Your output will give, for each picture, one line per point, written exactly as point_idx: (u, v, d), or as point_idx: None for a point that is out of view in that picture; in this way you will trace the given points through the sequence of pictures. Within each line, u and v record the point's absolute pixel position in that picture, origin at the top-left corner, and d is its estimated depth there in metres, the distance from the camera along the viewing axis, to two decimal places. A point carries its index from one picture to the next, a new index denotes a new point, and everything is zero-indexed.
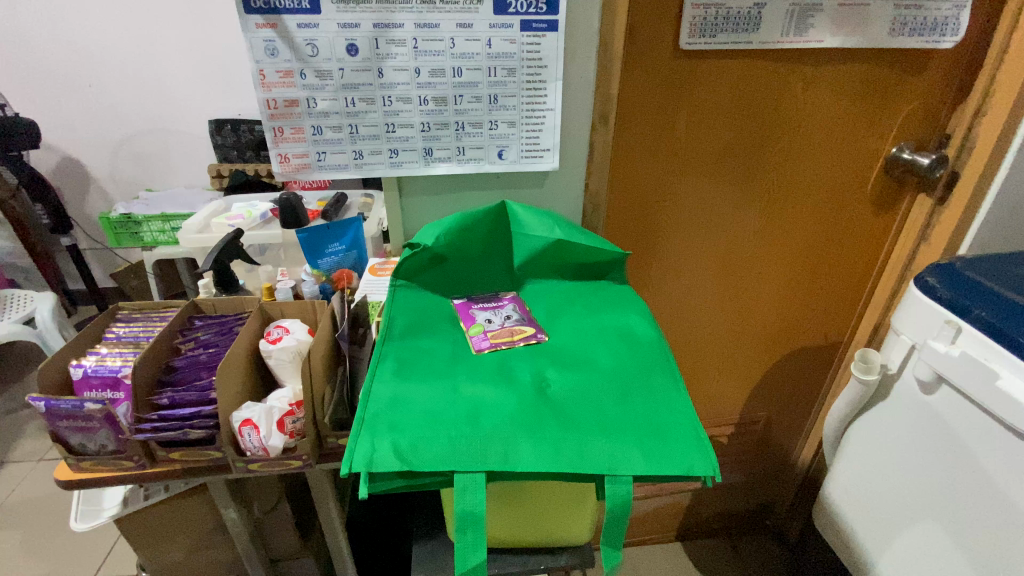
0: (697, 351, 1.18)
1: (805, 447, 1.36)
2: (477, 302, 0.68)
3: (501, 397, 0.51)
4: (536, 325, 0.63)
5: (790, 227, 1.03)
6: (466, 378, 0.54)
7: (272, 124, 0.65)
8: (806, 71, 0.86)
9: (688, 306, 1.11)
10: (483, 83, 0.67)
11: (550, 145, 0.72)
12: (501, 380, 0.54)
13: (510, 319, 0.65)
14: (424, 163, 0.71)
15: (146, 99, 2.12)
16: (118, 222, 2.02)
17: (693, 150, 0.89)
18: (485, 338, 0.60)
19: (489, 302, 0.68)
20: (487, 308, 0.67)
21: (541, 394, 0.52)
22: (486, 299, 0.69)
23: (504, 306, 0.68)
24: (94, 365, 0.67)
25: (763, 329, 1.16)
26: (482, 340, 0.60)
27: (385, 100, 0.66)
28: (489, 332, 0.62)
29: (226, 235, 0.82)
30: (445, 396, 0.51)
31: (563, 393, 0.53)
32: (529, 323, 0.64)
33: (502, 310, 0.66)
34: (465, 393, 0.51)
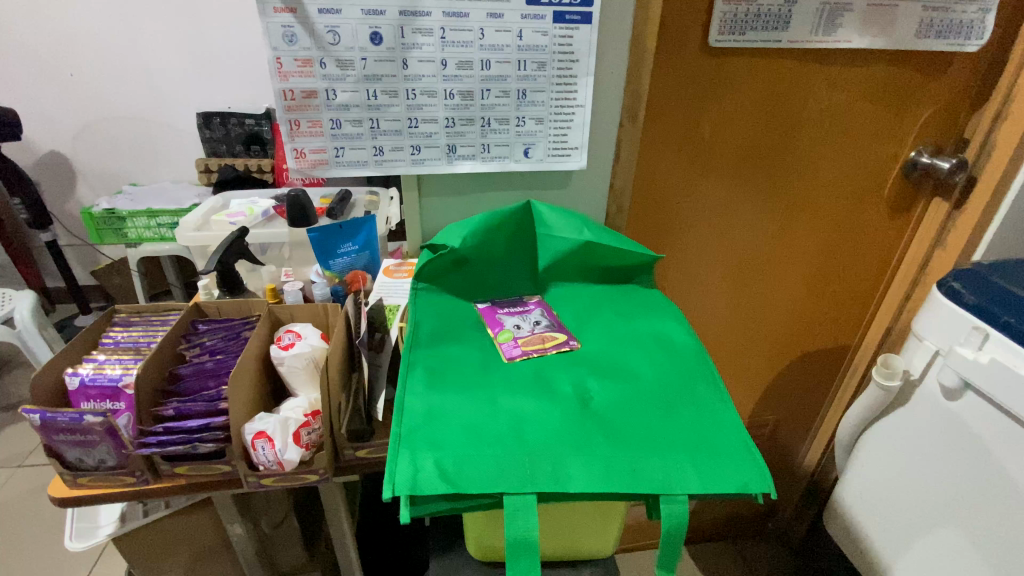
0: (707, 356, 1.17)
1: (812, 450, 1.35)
2: (503, 307, 0.65)
3: (544, 410, 0.48)
4: (568, 331, 0.60)
5: (806, 231, 1.02)
6: (504, 390, 0.51)
7: (288, 116, 0.61)
8: (831, 73, 0.84)
9: (702, 310, 1.09)
10: (512, 77, 0.64)
11: (579, 143, 0.70)
12: (541, 391, 0.51)
13: (540, 325, 0.61)
14: (447, 161, 0.68)
15: (132, 89, 2.03)
16: (102, 218, 1.94)
17: (716, 150, 0.87)
18: (516, 346, 0.57)
19: (516, 307, 0.65)
20: (513, 312, 0.64)
21: (585, 406, 0.50)
22: (511, 303, 0.66)
23: (531, 310, 0.64)
24: (92, 373, 0.62)
25: (773, 333, 1.15)
26: (513, 348, 0.57)
27: (409, 93, 0.62)
28: (519, 338, 0.59)
29: (231, 234, 0.78)
30: (485, 409, 0.48)
31: (607, 405, 0.50)
32: (560, 330, 0.61)
33: (530, 315, 0.63)
34: (505, 406, 0.48)
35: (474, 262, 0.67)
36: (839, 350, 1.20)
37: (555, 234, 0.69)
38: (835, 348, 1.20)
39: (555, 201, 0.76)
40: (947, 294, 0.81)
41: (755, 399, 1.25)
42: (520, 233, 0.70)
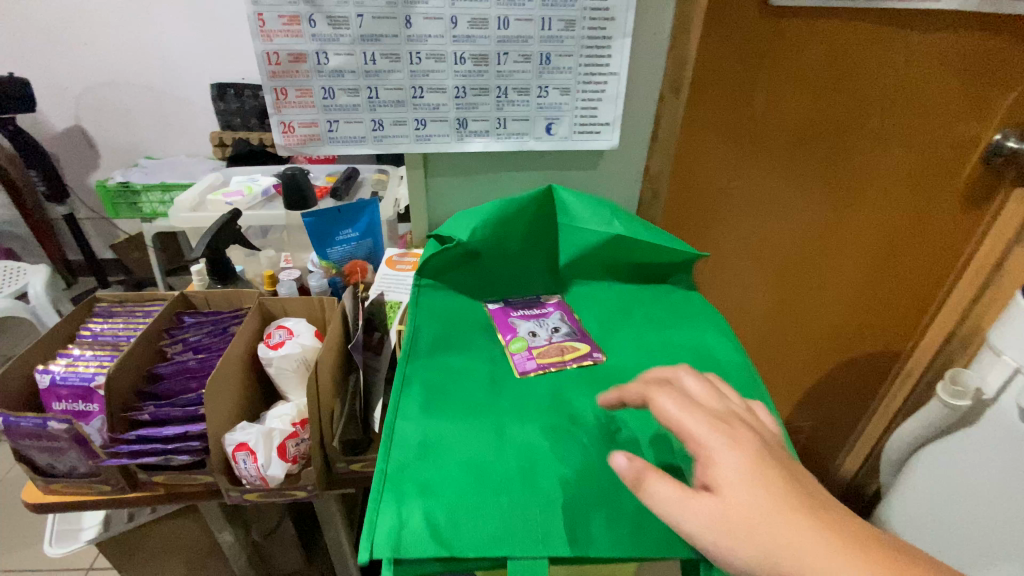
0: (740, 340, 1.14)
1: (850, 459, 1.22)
2: (517, 308, 0.56)
3: (553, 444, 0.40)
4: (592, 341, 0.52)
5: (860, 221, 0.93)
6: (513, 416, 0.43)
7: (272, 84, 0.52)
8: (909, 41, 0.73)
9: (736, 293, 1.07)
10: (534, 39, 0.54)
11: (610, 119, 0.60)
12: (555, 421, 0.42)
13: (558, 332, 0.53)
14: (457, 138, 0.59)
15: (142, 58, 1.97)
16: (117, 191, 1.91)
17: (765, 125, 0.82)
18: (531, 358, 0.49)
19: (532, 308, 0.57)
20: (528, 313, 0.56)
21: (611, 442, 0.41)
22: (526, 302, 0.58)
23: (549, 314, 0.56)
24: (64, 371, 0.56)
25: (814, 328, 1.08)
26: (527, 361, 0.49)
27: (412, 57, 0.53)
28: (534, 348, 0.50)
29: (222, 217, 0.71)
30: (489, 441, 0.40)
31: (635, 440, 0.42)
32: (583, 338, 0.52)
33: (548, 320, 0.55)
34: (514, 438, 0.41)
35: (486, 256, 0.59)
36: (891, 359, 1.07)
37: (581, 225, 0.60)
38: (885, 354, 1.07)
39: (581, 186, 0.66)
40: None
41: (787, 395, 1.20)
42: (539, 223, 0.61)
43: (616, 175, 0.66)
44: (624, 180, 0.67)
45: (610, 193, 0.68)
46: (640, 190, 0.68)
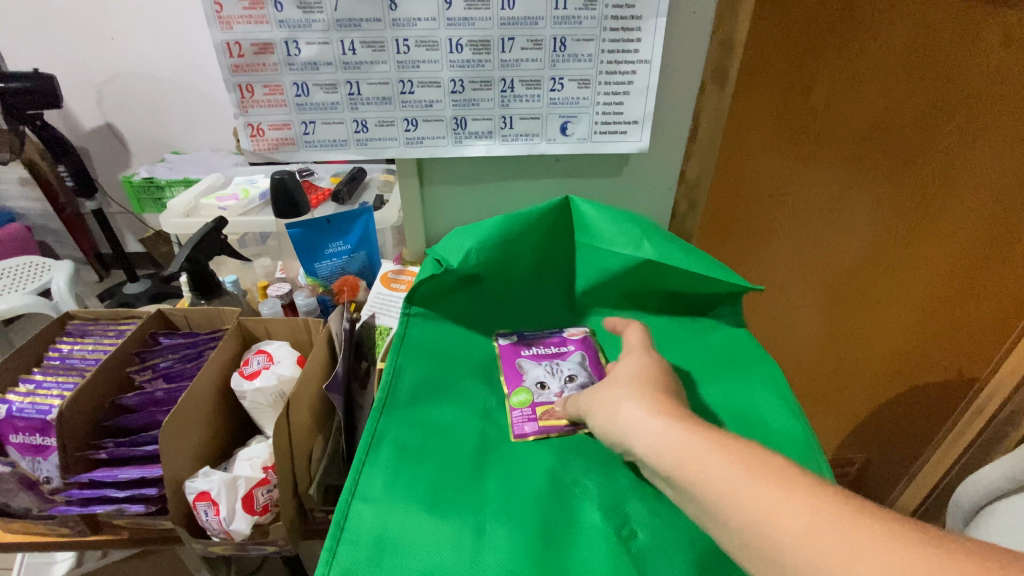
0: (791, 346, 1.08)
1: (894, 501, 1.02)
2: (530, 347, 0.48)
3: (538, 557, 0.32)
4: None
5: (935, 233, 0.83)
6: (497, 510, 0.34)
7: (236, 80, 0.45)
8: (1004, 22, 0.66)
9: (786, 295, 1.02)
10: (546, 20, 0.44)
11: (637, 116, 0.50)
12: (545, 525, 0.34)
13: (571, 385, 0.45)
14: (455, 141, 0.50)
15: (165, 50, 1.97)
16: (141, 187, 1.94)
17: (830, 123, 0.82)
18: (531, 420, 0.41)
19: (547, 346, 0.48)
20: (540, 352, 0.47)
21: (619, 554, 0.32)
22: (541, 336, 0.50)
23: (565, 357, 0.47)
24: (23, 403, 0.50)
25: (871, 349, 0.98)
26: (526, 423, 0.41)
27: (399, 45, 0.44)
28: (539, 406, 0.43)
29: (203, 227, 0.65)
30: (460, 545, 0.32)
31: (650, 554, 0.33)
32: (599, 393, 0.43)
33: (561, 366, 0.46)
34: (492, 544, 0.32)
35: (491, 280, 0.50)
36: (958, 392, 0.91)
37: (602, 245, 0.50)
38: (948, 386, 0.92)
39: (602, 195, 0.57)
40: None
41: (837, 420, 1.10)
42: (554, 246, 0.52)
43: (644, 182, 0.56)
44: (655, 189, 0.57)
45: (636, 204, 0.58)
46: (674, 200, 0.58)
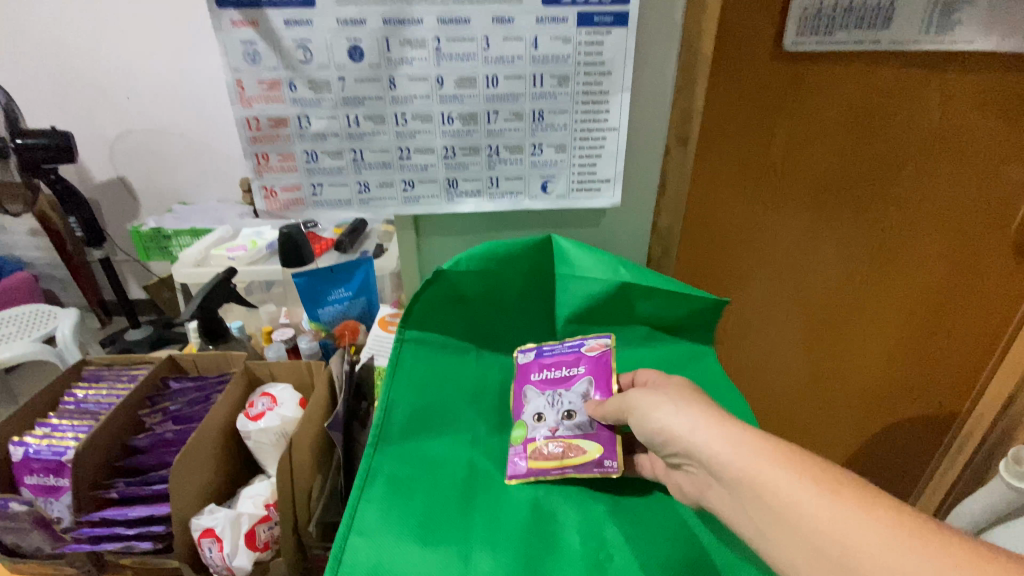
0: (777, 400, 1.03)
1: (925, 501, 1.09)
2: (540, 372, 0.50)
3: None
4: (602, 438, 0.45)
5: (896, 277, 0.84)
6: (484, 537, 0.38)
7: (253, 149, 0.51)
8: (944, 80, 0.67)
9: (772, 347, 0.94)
10: (525, 96, 0.51)
11: (610, 175, 0.56)
12: (528, 549, 0.37)
13: (569, 423, 0.46)
14: (447, 199, 0.56)
15: (177, 109, 2.10)
16: (148, 237, 2.01)
17: (794, 176, 0.74)
18: (523, 458, 0.45)
19: (557, 371, 0.50)
20: (548, 377, 0.49)
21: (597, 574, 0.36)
22: (560, 354, 0.51)
23: (573, 386, 0.48)
24: (38, 444, 0.54)
25: (852, 391, 0.98)
26: (518, 461, 0.45)
27: (398, 118, 0.51)
28: (530, 443, 0.45)
29: (215, 277, 0.72)
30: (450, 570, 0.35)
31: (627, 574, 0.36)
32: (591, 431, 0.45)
33: (563, 398, 0.47)
34: (479, 569, 0.36)
35: (475, 301, 0.54)
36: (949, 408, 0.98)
37: (580, 275, 0.54)
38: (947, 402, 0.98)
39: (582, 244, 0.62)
40: None
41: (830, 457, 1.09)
42: (536, 277, 0.56)
43: (620, 230, 0.62)
44: (630, 237, 0.63)
45: (614, 251, 0.64)
46: (648, 247, 0.63)
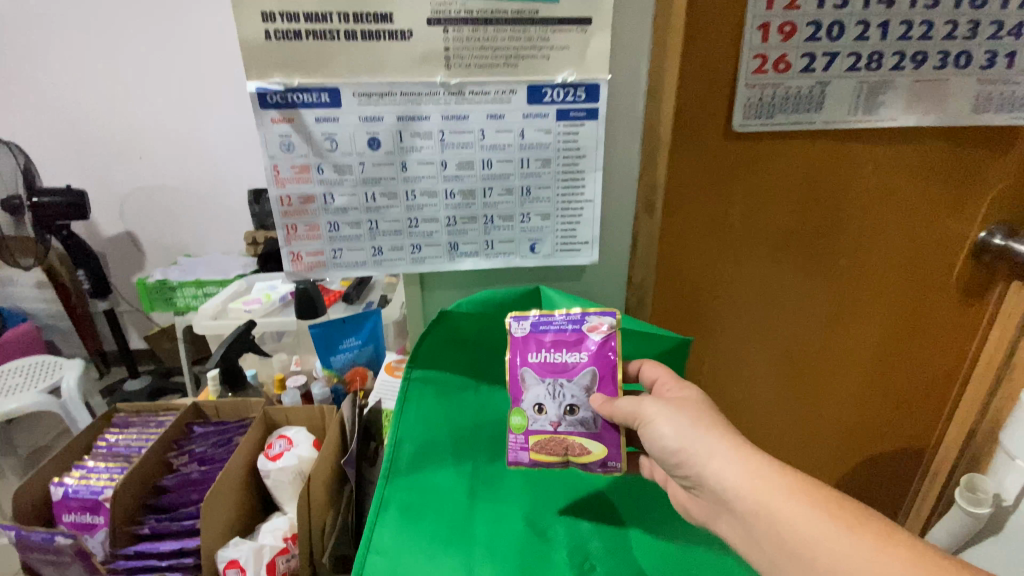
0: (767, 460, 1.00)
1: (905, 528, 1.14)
2: (540, 357, 0.50)
3: None
4: (608, 442, 0.50)
5: (858, 324, 0.89)
6: (484, 551, 0.45)
7: (284, 221, 0.59)
8: (877, 149, 0.74)
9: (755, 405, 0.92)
10: (515, 175, 0.61)
11: (589, 238, 0.65)
12: (522, 561, 0.45)
13: (573, 417, 0.50)
14: (449, 258, 0.64)
15: (193, 170, 2.31)
16: (155, 289, 2.07)
17: (757, 234, 0.75)
18: (524, 451, 0.50)
19: (558, 358, 0.50)
20: (550, 359, 0.50)
21: None
22: (563, 332, 0.50)
23: (574, 377, 0.50)
24: (77, 484, 0.60)
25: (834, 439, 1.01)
26: (519, 452, 0.51)
27: (408, 194, 0.60)
28: (533, 435, 0.50)
29: (238, 329, 0.79)
30: None
31: None
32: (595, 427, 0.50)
33: (567, 392, 0.50)
34: None
35: (476, 341, 0.59)
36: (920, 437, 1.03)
37: None
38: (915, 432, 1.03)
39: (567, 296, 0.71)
40: None
41: None
42: None
43: (600, 285, 0.71)
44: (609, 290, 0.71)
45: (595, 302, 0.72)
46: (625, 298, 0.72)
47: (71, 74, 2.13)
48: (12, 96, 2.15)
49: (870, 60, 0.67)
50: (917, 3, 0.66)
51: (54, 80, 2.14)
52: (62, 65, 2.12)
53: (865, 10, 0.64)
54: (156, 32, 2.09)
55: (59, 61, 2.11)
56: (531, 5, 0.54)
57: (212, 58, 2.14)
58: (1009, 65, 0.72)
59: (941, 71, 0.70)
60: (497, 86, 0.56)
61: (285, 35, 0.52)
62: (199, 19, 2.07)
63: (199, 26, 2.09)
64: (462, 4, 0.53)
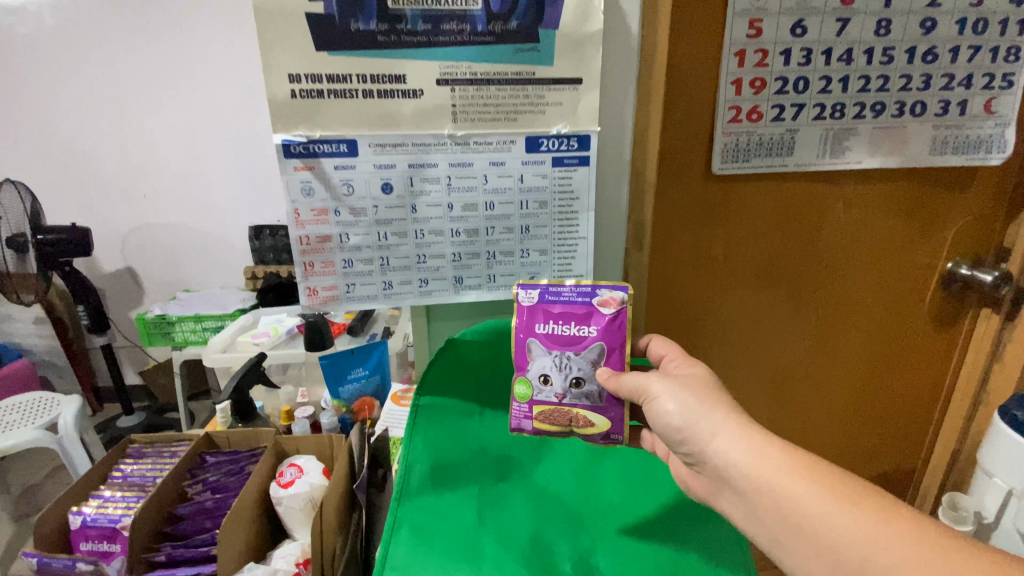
0: None
1: None
2: (548, 329, 0.55)
3: None
4: (611, 416, 0.55)
5: (840, 351, 0.93)
6: (495, 565, 0.48)
7: (302, 259, 0.64)
8: (847, 188, 0.80)
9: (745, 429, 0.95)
10: (515, 216, 0.66)
11: (583, 271, 0.70)
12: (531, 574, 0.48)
13: (576, 387, 0.55)
14: (454, 291, 0.69)
15: (196, 207, 2.37)
16: (153, 323, 2.11)
17: (738, 265, 0.81)
18: (528, 419, 0.56)
19: (566, 331, 0.55)
20: (556, 330, 0.55)
21: None
22: (571, 305, 0.55)
23: (581, 347, 0.54)
24: (94, 513, 0.63)
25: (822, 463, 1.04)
26: (524, 421, 0.56)
27: (417, 233, 0.65)
28: (536, 405, 0.56)
29: (249, 361, 0.82)
30: None
31: None
32: (599, 397, 0.55)
33: (571, 363, 0.55)
34: None
35: (480, 372, 0.65)
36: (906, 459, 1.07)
37: None
38: (903, 454, 1.07)
39: None
40: (1008, 421, 0.76)
41: None
42: None
43: None
44: None
45: None
46: None
47: (81, 117, 2.22)
48: (22, 138, 2.23)
49: (833, 110, 0.74)
50: (873, 60, 0.73)
51: (64, 122, 2.22)
52: (73, 109, 2.20)
53: (826, 67, 0.72)
54: (165, 78, 2.18)
55: (71, 105, 2.20)
56: (529, 67, 0.60)
57: (218, 102, 2.23)
58: (961, 112, 0.78)
59: (899, 118, 0.77)
60: (499, 137, 0.63)
61: (309, 94, 0.58)
62: (207, 66, 2.17)
63: (207, 72, 2.18)
64: (468, 67, 0.60)
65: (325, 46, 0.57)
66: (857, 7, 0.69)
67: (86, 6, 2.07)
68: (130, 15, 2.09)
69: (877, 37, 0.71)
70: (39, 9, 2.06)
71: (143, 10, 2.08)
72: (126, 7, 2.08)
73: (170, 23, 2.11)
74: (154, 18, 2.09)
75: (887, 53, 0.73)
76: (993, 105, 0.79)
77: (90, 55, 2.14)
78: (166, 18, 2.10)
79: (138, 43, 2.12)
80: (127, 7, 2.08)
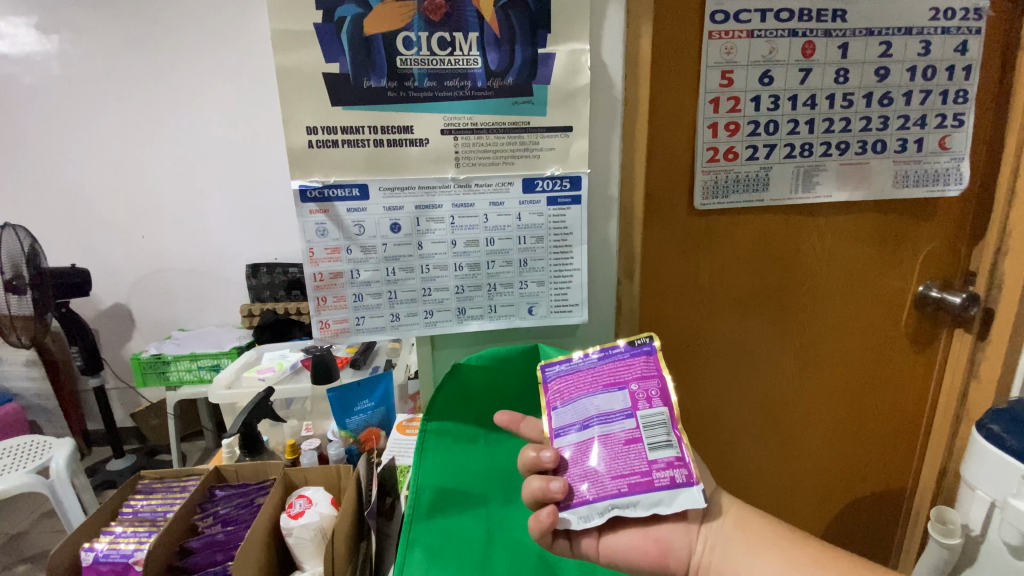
0: (761, 501, 1.03)
1: (902, 557, 1.18)
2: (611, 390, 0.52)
3: None
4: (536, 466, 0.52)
5: (824, 371, 0.97)
6: None
7: (316, 294, 0.69)
8: (818, 221, 0.86)
9: (739, 448, 0.98)
10: (514, 250, 0.71)
11: (578, 300, 0.75)
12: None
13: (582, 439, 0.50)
14: (458, 322, 0.73)
15: (192, 248, 2.41)
16: (148, 363, 2.10)
17: (724, 293, 0.86)
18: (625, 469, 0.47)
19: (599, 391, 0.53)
20: (597, 382, 0.53)
21: None
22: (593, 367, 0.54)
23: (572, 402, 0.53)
24: (107, 548, 0.66)
25: (812, 489, 1.06)
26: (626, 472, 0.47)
27: (423, 268, 0.70)
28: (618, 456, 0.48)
29: (257, 397, 0.85)
30: None
31: None
32: (565, 453, 0.50)
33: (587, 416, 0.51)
34: None
35: (487, 395, 0.66)
36: (896, 475, 1.10)
37: None
38: (895, 469, 1.10)
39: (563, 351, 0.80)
40: (986, 434, 0.80)
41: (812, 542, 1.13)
42: (529, 378, 0.68)
43: (590, 342, 0.80)
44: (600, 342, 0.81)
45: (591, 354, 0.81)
46: None
47: (82, 163, 2.27)
48: (24, 184, 2.27)
49: (803, 149, 0.81)
50: (835, 105, 0.80)
51: (66, 168, 2.27)
52: (75, 155, 2.26)
53: (793, 111, 0.79)
54: (168, 125, 2.26)
55: (73, 151, 2.26)
56: (524, 117, 0.67)
57: (217, 147, 2.30)
58: (919, 149, 0.85)
59: (862, 155, 0.84)
60: (498, 179, 0.68)
61: (324, 144, 0.63)
62: (208, 113, 2.25)
63: (206, 117, 2.26)
64: (469, 117, 0.65)
65: (340, 101, 0.63)
66: (817, 59, 0.77)
67: (93, 58, 2.16)
68: (135, 67, 2.18)
69: (836, 84, 0.79)
70: (46, 61, 2.15)
71: (148, 62, 2.18)
72: (129, 58, 2.17)
73: (173, 74, 2.20)
74: (158, 69, 2.19)
75: (847, 98, 0.80)
76: (947, 142, 0.87)
77: (94, 104, 2.21)
78: (169, 68, 2.19)
79: (142, 92, 2.21)
80: (132, 59, 2.17)
